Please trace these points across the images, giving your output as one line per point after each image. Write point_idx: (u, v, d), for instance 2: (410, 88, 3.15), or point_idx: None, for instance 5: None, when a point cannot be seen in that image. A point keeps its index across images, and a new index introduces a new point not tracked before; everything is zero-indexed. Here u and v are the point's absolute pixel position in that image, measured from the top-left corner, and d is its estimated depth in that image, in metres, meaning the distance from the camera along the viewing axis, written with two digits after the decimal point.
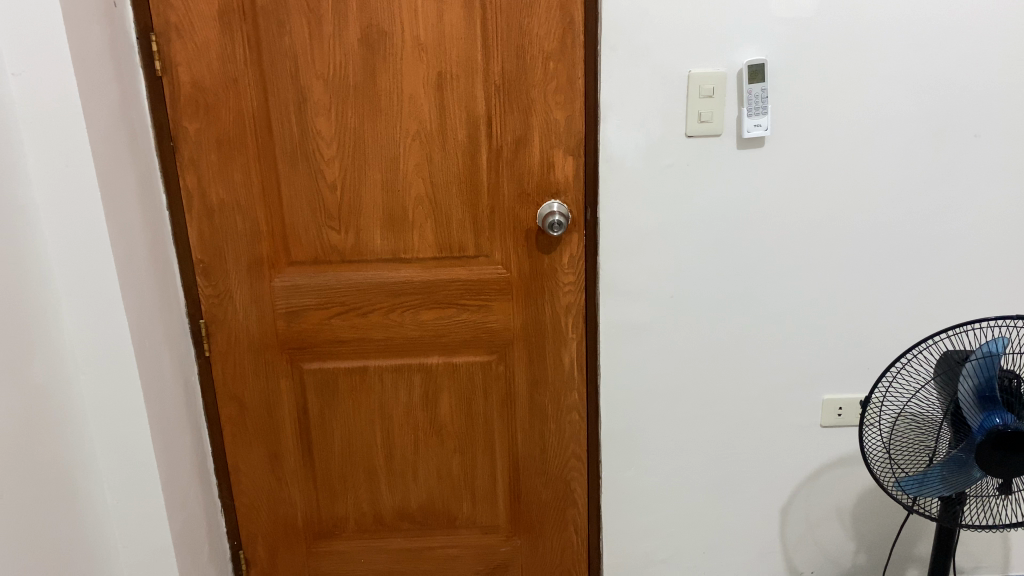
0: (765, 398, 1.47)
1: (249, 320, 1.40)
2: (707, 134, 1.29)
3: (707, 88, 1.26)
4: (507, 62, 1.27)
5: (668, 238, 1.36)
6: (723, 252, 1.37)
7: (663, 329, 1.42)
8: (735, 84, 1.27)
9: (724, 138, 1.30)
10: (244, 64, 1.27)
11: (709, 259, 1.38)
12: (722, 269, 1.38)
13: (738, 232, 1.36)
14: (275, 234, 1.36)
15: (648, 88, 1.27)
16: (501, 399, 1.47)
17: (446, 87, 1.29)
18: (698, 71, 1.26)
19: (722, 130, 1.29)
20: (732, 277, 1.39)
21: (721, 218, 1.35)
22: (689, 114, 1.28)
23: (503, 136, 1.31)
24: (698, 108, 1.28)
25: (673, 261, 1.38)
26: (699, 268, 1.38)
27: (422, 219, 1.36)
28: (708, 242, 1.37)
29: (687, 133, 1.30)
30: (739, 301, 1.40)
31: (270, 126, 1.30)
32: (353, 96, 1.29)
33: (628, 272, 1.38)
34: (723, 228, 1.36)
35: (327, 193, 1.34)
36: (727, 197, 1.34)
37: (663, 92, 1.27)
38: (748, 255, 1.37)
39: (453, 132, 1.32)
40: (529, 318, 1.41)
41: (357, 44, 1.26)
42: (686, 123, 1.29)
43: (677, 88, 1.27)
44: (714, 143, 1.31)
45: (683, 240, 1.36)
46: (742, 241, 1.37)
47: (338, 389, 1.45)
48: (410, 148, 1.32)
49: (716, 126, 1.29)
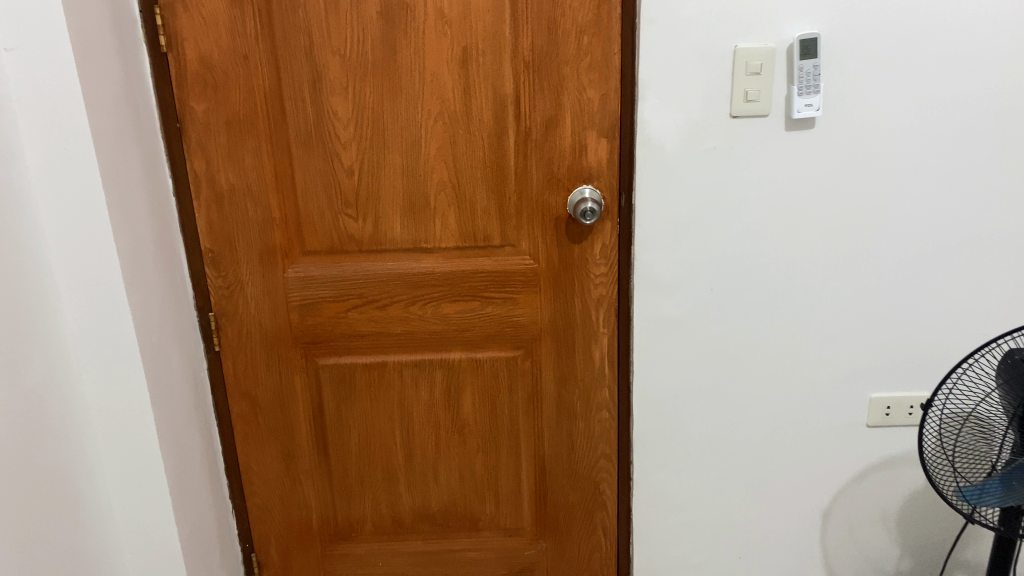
0: (809, 396, 1.38)
1: (261, 313, 1.32)
2: (753, 114, 1.20)
3: (754, 65, 1.17)
4: (538, 36, 1.18)
5: (708, 227, 1.27)
6: (766, 242, 1.28)
7: (701, 324, 1.33)
8: (784, 61, 1.17)
9: (771, 119, 1.21)
10: (254, 39, 1.18)
11: (752, 250, 1.29)
12: (765, 260, 1.29)
13: (782, 220, 1.27)
14: (288, 222, 1.28)
15: (690, 65, 1.18)
16: (528, 398, 1.39)
17: (472, 64, 1.20)
18: (745, 46, 1.16)
19: (769, 111, 1.20)
20: (777, 268, 1.30)
21: (765, 206, 1.26)
22: (734, 93, 1.19)
23: (532, 117, 1.23)
24: (744, 86, 1.18)
25: (713, 251, 1.29)
26: (740, 259, 1.29)
27: (445, 207, 1.28)
28: (752, 231, 1.28)
29: (731, 113, 1.20)
30: (783, 294, 1.32)
31: (283, 106, 1.22)
32: (372, 74, 1.20)
33: (665, 262, 1.29)
34: (768, 216, 1.27)
35: (344, 178, 1.25)
36: (773, 182, 1.25)
37: (706, 69, 1.18)
38: (794, 246, 1.29)
39: (479, 114, 1.23)
40: (557, 311, 1.34)
41: (377, 17, 1.17)
42: (731, 103, 1.20)
43: (722, 65, 1.18)
44: (759, 125, 1.21)
45: (724, 229, 1.27)
46: (787, 231, 1.28)
47: (355, 386, 1.37)
48: (432, 130, 1.23)
49: (763, 105, 1.20)
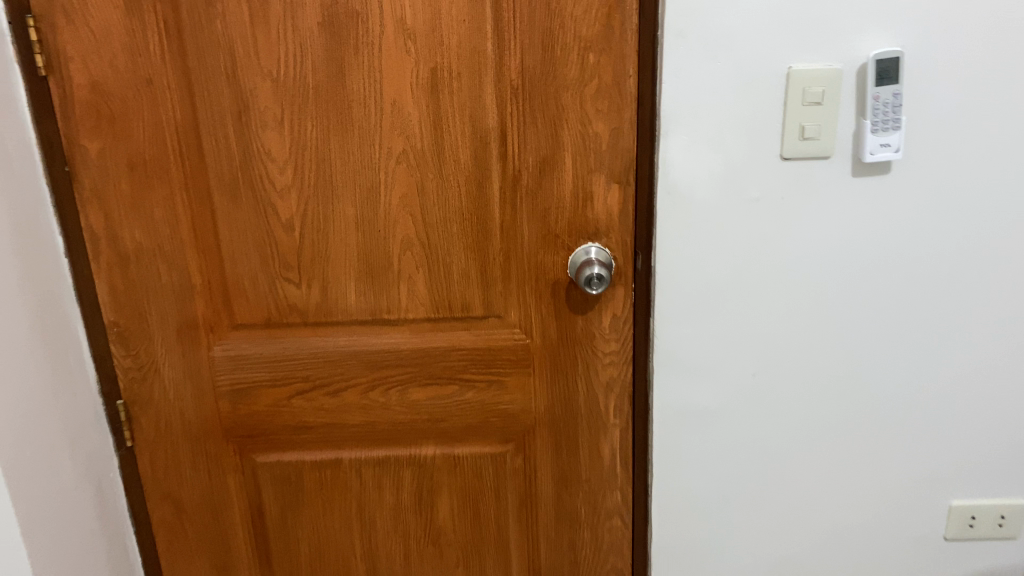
0: (873, 503, 1.10)
1: (182, 400, 1.05)
2: (810, 155, 0.92)
3: (814, 92, 0.89)
4: (530, 54, 0.91)
5: (750, 297, 0.99)
6: (822, 315, 1.00)
7: (738, 416, 1.05)
8: (854, 87, 0.90)
9: (833, 160, 0.93)
10: (159, 58, 0.91)
11: (804, 324, 1.01)
12: (821, 336, 1.01)
13: (844, 288, 0.99)
14: (212, 289, 1.00)
15: (728, 91, 0.90)
16: (519, 502, 1.11)
17: (443, 90, 0.92)
18: (803, 68, 0.89)
19: (831, 152, 0.92)
20: (836, 347, 1.02)
21: (822, 270, 0.98)
22: (786, 129, 0.91)
23: (523, 157, 0.95)
24: (800, 120, 0.91)
25: (754, 326, 1.01)
26: (790, 335, 1.01)
27: (411, 270, 1.00)
28: (805, 301, 1.00)
29: (782, 154, 0.93)
30: (843, 379, 1.04)
31: (200, 145, 0.94)
32: (314, 104, 0.93)
33: (694, 339, 1.01)
34: (825, 283, 0.99)
35: (281, 234, 0.98)
36: (833, 240, 0.97)
37: (750, 96, 0.90)
38: (858, 319, 1.01)
39: (454, 153, 0.95)
40: (556, 398, 1.06)
41: (318, 30, 0.90)
42: (782, 141, 0.92)
43: (771, 91, 0.90)
44: (818, 168, 0.93)
45: (770, 299, 0.99)
46: (850, 300, 1.00)
47: (304, 487, 1.10)
48: (393, 174, 0.96)
49: (824, 145, 0.92)
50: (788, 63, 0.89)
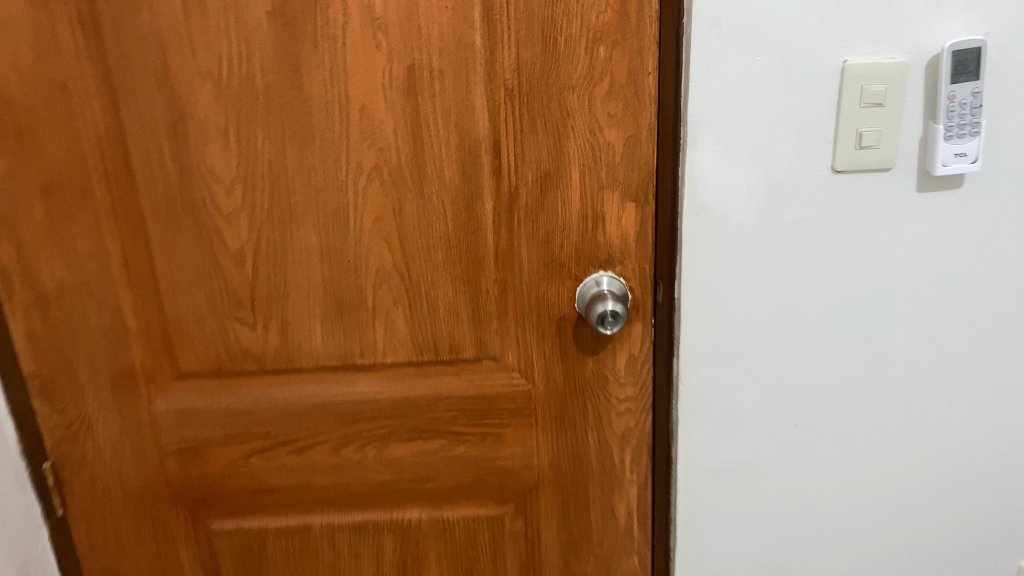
0: (934, 567, 0.94)
1: (121, 462, 0.89)
2: (867, 168, 0.77)
3: (875, 91, 0.73)
4: (527, 47, 0.74)
5: (791, 335, 0.84)
6: (879, 356, 0.84)
7: (778, 472, 0.89)
8: (922, 85, 0.74)
9: (895, 172, 0.77)
10: (74, 58, 0.74)
11: (857, 367, 0.85)
12: (877, 380, 0.85)
13: (904, 323, 0.83)
14: (151, 333, 0.84)
15: (770, 90, 0.74)
16: (521, 569, 0.96)
17: (422, 93, 0.76)
18: (862, 62, 0.73)
19: (893, 162, 0.76)
20: (895, 393, 0.86)
21: (877, 303, 0.83)
22: (839, 136, 0.75)
23: (521, 172, 0.79)
24: (858, 125, 0.75)
25: (796, 369, 0.85)
26: (839, 379, 0.85)
27: (388, 308, 0.83)
28: (857, 339, 0.84)
29: (835, 167, 0.77)
30: (902, 429, 0.88)
31: (130, 163, 0.78)
32: (267, 111, 0.76)
33: (725, 385, 0.86)
34: (881, 318, 0.83)
35: (230, 268, 0.82)
36: (892, 268, 0.81)
37: (796, 97, 0.74)
38: (921, 360, 0.85)
39: (437, 169, 0.79)
40: (562, 451, 0.90)
41: (267, 21, 0.73)
42: (834, 151, 0.76)
43: (822, 91, 0.74)
44: (875, 181, 0.78)
45: (815, 337, 0.84)
46: (911, 338, 0.84)
47: (269, 557, 0.94)
48: (364, 194, 0.79)
49: (885, 155, 0.76)
50: (842, 56, 0.73)
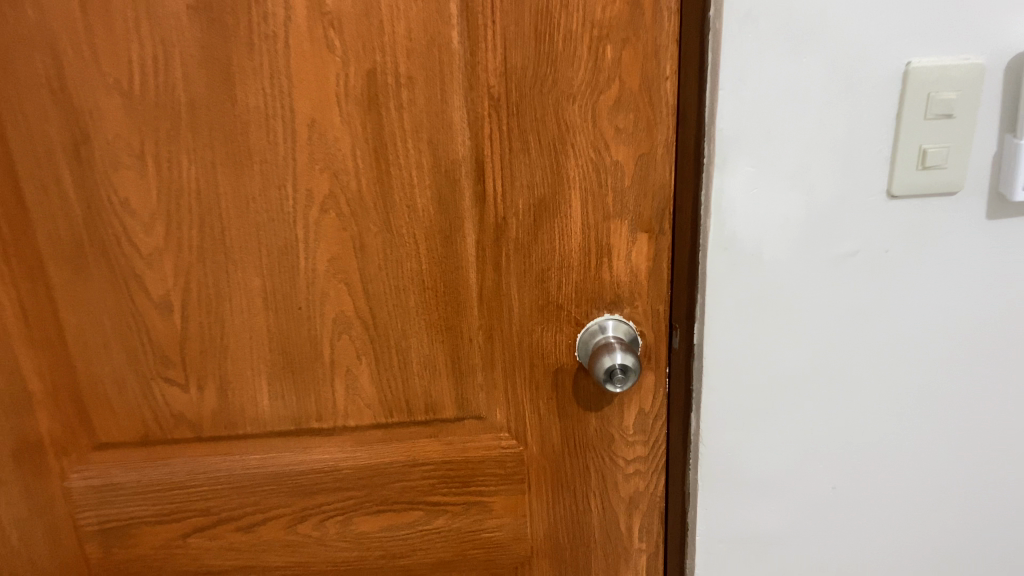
0: None
1: (32, 545, 0.74)
2: (931, 191, 0.63)
3: (945, 100, 0.60)
4: (517, 48, 0.60)
5: (832, 388, 0.71)
6: (931, 410, 0.72)
7: (811, 540, 0.77)
8: (998, 91, 0.60)
9: (962, 196, 0.64)
10: None
11: (907, 422, 0.72)
12: (930, 437, 0.73)
13: (964, 373, 0.71)
14: (60, 397, 0.69)
15: (817, 100, 0.60)
16: None
17: (387, 105, 0.61)
18: (929, 64, 0.59)
19: (962, 184, 0.63)
20: (949, 451, 0.73)
21: (934, 350, 0.70)
22: (898, 154, 0.62)
23: (510, 200, 0.65)
24: (921, 139, 0.61)
25: (836, 426, 0.72)
26: (885, 435, 0.73)
27: (349, 363, 0.69)
28: (909, 391, 0.71)
29: (891, 191, 0.63)
30: (955, 490, 0.75)
31: (25, 194, 0.63)
32: (192, 128, 0.61)
33: (752, 445, 0.73)
34: (939, 367, 0.70)
35: (154, 318, 0.67)
36: (953, 309, 0.68)
37: (848, 108, 0.60)
38: (980, 413, 0.72)
39: (407, 196, 0.64)
40: (559, 520, 0.77)
41: (189, 17, 0.58)
42: (891, 171, 0.62)
43: (879, 99, 0.60)
44: (938, 207, 0.64)
45: (860, 390, 0.71)
46: (970, 388, 0.71)
47: None
48: (317, 229, 0.64)
49: (953, 175, 0.62)
50: (906, 56, 0.59)
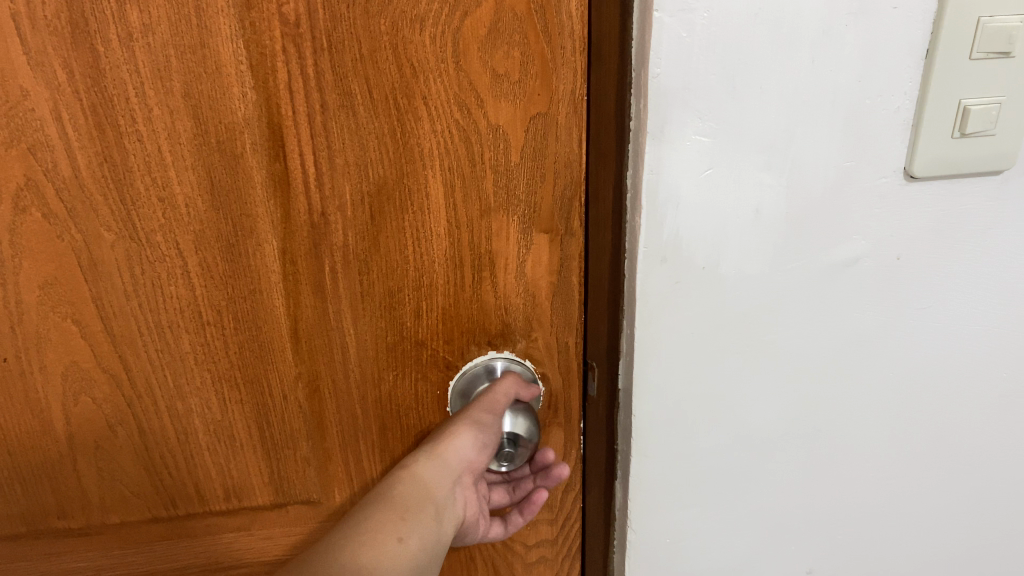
0: None
1: None
2: (969, 170, 0.41)
3: (1002, 28, 0.38)
4: None
5: (811, 445, 0.50)
6: (939, 467, 0.52)
7: None
8: None
9: (1010, 174, 0.43)
10: None
11: (908, 484, 0.52)
12: (935, 499, 0.53)
13: (984, 416, 0.51)
14: None
15: (808, 32, 0.37)
16: None
17: (104, 35, 0.36)
18: None
19: (1015, 158, 0.42)
20: (956, 516, 0.55)
21: (948, 389, 0.49)
22: (926, 115, 0.40)
23: (327, 187, 0.41)
24: (965, 91, 0.39)
25: (815, 495, 0.52)
26: (879, 503, 0.53)
27: (98, 437, 0.46)
28: (912, 443, 0.51)
29: (913, 173, 0.41)
30: (962, 561, 0.57)
31: None
32: None
33: (702, 527, 0.52)
34: (953, 410, 0.50)
35: None
36: (979, 335, 0.48)
37: (857, 44, 0.37)
38: (999, 468, 0.53)
39: (157, 183, 0.39)
40: None
41: None
42: (912, 141, 0.40)
43: (904, 29, 0.38)
44: (974, 192, 0.43)
45: (848, 447, 0.50)
46: (990, 437, 0.52)
47: None
48: (14, 237, 0.40)
49: (1003, 146, 0.41)
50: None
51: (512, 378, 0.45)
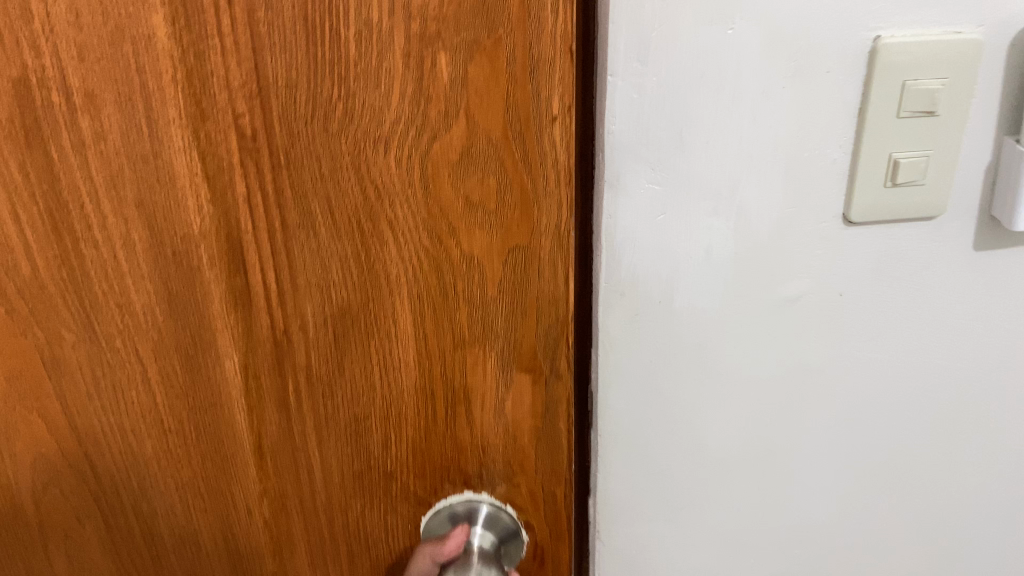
0: None
1: None
2: (901, 217, 0.42)
3: (925, 91, 0.39)
4: (277, 50, 0.32)
5: (766, 479, 0.50)
6: (899, 503, 0.52)
7: None
8: (1000, 73, 0.40)
9: (944, 221, 0.43)
10: None
11: (867, 524, 0.53)
12: (894, 537, 0.54)
13: (943, 456, 0.51)
14: None
15: (749, 80, 0.38)
16: None
17: (57, 140, 0.34)
18: (897, 38, 0.38)
19: (945, 207, 0.42)
20: (919, 560, 0.55)
21: (903, 423, 0.49)
22: (859, 166, 0.40)
23: (289, 307, 0.37)
24: (888, 148, 0.40)
25: (774, 530, 0.52)
26: (839, 539, 0.53)
27: (66, 527, 0.44)
28: (871, 479, 0.51)
29: (850, 218, 0.42)
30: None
31: None
32: None
33: (662, 551, 0.52)
34: (912, 454, 0.50)
35: None
36: (933, 376, 0.48)
37: (790, 98, 0.39)
38: (957, 509, 0.53)
39: (115, 289, 0.37)
40: None
41: None
42: (848, 191, 0.41)
43: (834, 87, 0.39)
44: (917, 237, 0.43)
45: (803, 484, 0.51)
46: (949, 487, 0.52)
47: None
48: None
49: (932, 199, 0.42)
50: (875, 25, 0.38)
51: (427, 556, 0.41)
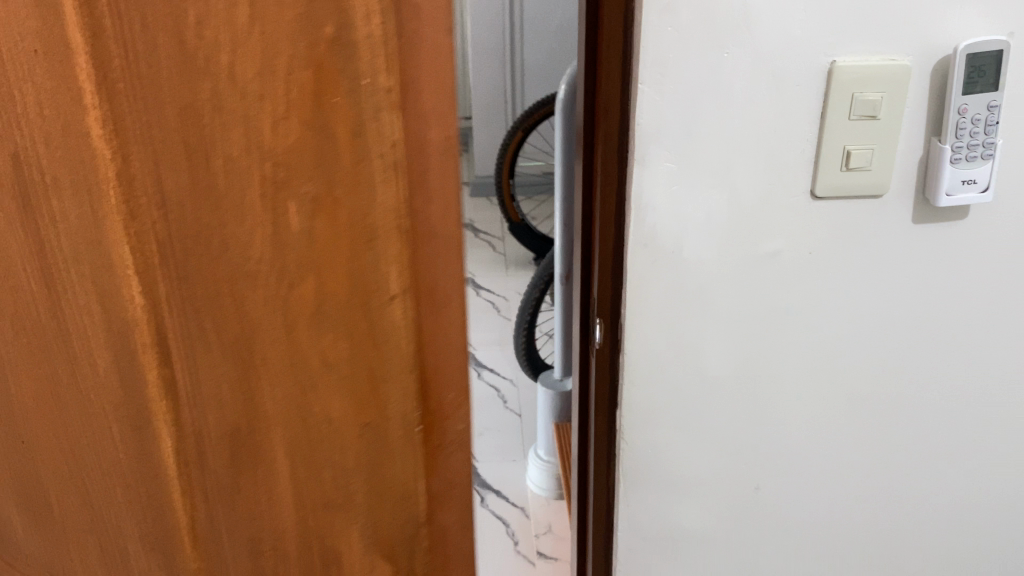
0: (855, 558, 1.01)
1: None
2: (853, 188, 0.81)
3: (867, 100, 0.78)
4: (174, 172, 0.31)
5: (756, 342, 0.89)
6: (837, 376, 0.91)
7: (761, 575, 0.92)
8: (915, 95, 0.78)
9: (886, 199, 0.83)
10: None
11: (821, 403, 0.93)
12: (816, 405, 0.93)
13: (865, 342, 0.90)
14: None
15: (738, 99, 0.77)
16: None
17: (42, 221, 0.34)
18: (845, 62, 0.76)
19: (883, 186, 0.81)
20: (849, 421, 0.94)
21: (854, 321, 0.89)
22: (825, 153, 0.80)
23: (195, 425, 0.37)
24: (844, 142, 0.79)
25: (739, 387, 0.92)
26: (792, 402, 0.92)
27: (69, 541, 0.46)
28: (807, 356, 0.90)
29: (815, 187, 0.81)
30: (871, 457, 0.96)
31: None
32: None
33: (670, 395, 0.92)
34: (847, 342, 0.90)
35: None
36: (864, 304, 0.88)
37: (771, 103, 0.78)
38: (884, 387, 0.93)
39: (90, 357, 0.38)
40: None
41: None
42: (817, 171, 0.81)
43: (802, 98, 0.78)
44: (864, 206, 0.83)
45: (771, 362, 0.90)
46: (891, 378, 0.92)
47: None
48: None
49: (875, 176, 0.81)
50: (831, 56, 0.76)
51: None
